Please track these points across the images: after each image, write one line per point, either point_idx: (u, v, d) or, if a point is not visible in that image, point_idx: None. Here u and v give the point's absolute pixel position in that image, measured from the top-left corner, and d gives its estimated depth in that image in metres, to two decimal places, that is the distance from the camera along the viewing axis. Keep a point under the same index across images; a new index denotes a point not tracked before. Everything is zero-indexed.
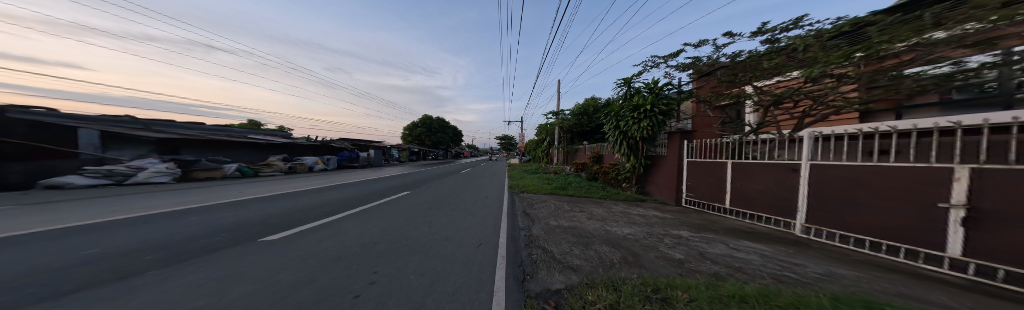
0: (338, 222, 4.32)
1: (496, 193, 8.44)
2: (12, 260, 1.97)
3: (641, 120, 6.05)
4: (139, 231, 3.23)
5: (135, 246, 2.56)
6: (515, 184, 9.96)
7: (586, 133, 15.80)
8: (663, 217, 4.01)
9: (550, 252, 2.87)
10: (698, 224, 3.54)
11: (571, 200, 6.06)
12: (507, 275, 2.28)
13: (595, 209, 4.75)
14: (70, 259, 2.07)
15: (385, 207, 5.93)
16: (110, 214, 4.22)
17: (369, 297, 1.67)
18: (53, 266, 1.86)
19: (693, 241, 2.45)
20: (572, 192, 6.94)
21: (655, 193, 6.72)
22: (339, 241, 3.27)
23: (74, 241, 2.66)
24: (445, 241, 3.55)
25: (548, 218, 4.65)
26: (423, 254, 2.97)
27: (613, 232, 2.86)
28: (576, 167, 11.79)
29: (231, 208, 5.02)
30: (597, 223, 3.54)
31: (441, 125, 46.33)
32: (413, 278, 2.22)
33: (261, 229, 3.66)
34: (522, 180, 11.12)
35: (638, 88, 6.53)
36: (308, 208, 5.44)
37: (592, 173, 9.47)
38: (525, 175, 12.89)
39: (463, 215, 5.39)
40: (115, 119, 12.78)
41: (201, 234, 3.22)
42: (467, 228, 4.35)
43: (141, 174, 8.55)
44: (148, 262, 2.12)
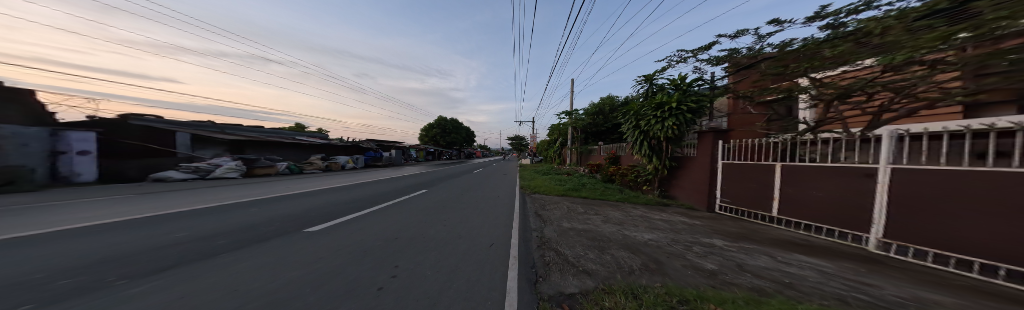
0: (363, 217, 4.58)
1: (508, 193, 8.46)
2: (120, 240, 2.35)
3: (663, 120, 5.73)
4: (208, 218, 3.69)
5: (208, 231, 2.94)
6: (527, 185, 9.94)
7: (601, 133, 15.32)
8: (690, 224, 3.76)
9: (563, 255, 2.81)
10: (732, 232, 3.27)
11: (585, 202, 5.90)
12: (518, 276, 2.27)
13: (611, 212, 4.58)
14: (161, 240, 2.43)
15: (404, 204, 6.18)
16: (176, 204, 4.85)
17: (391, 290, 1.74)
18: (150, 246, 2.20)
19: (730, 252, 2.25)
20: (586, 194, 6.76)
21: (681, 198, 6.36)
22: (365, 235, 3.46)
23: (161, 225, 3.12)
24: (457, 239, 3.63)
25: (561, 220, 4.57)
26: (438, 250, 3.06)
27: (631, 237, 2.73)
28: (591, 168, 11.46)
29: (277, 201, 5.56)
30: (614, 227, 3.39)
31: (454, 126, 47.49)
32: (430, 273, 2.29)
33: (302, 221, 3.99)
34: (534, 180, 11.09)
35: (662, 86, 6.19)
36: (337, 203, 5.84)
37: (608, 174, 9.17)
38: (537, 176, 12.79)
39: (477, 214, 5.46)
40: (198, 123, 15.17)
41: (256, 223, 3.59)
42: (480, 227, 4.41)
43: (218, 170, 10.16)
44: (217, 245, 2.41)
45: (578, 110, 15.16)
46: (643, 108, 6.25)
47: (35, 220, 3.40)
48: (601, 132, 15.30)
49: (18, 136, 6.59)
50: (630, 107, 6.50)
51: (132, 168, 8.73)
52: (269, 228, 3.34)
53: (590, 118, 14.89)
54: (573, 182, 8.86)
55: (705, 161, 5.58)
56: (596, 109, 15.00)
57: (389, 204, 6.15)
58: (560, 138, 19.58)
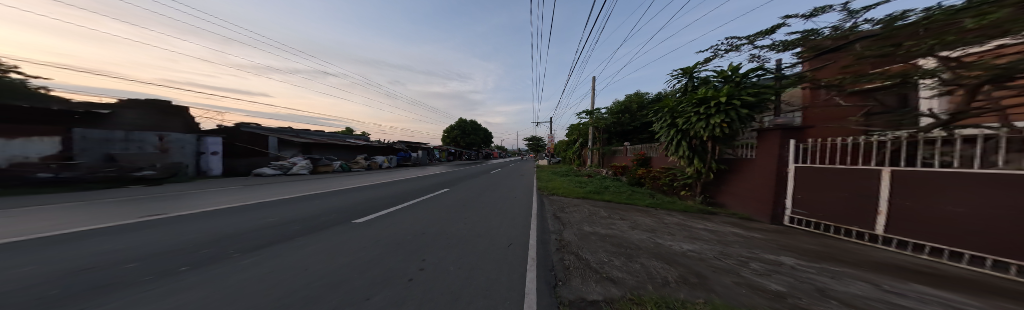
0: (394, 213, 4.90)
1: (527, 194, 8.40)
2: (205, 232, 2.78)
3: (705, 118, 5.13)
4: (264, 212, 4.21)
5: (266, 225, 3.34)
6: (545, 186, 9.85)
7: (625, 132, 14.52)
8: (739, 235, 3.35)
9: (585, 260, 2.68)
10: (806, 249, 2.78)
11: (608, 206, 5.63)
12: (537, 278, 2.21)
13: (640, 218, 4.28)
14: (233, 233, 2.82)
15: (428, 202, 6.47)
16: (240, 198, 5.65)
17: (420, 281, 1.85)
18: (228, 239, 2.56)
19: (802, 272, 1.93)
20: (609, 197, 6.46)
21: (734, 207, 5.54)
22: (394, 229, 3.67)
23: (232, 219, 3.63)
24: (477, 238, 3.69)
25: (582, 223, 4.40)
26: (461, 248, 3.12)
27: (667, 247, 2.51)
28: (616, 170, 10.91)
29: (322, 197, 6.17)
30: (644, 235, 3.16)
31: (473, 128, 48.83)
32: (452, 269, 2.34)
33: (342, 215, 4.36)
34: (552, 181, 10.98)
35: (708, 79, 5.55)
36: (372, 199, 6.29)
37: (636, 177, 8.64)
38: (555, 177, 12.56)
39: (498, 214, 5.51)
40: (269, 129, 18.04)
41: (304, 217, 4.01)
42: (500, 227, 4.44)
43: (295, 168, 13.03)
44: (274, 237, 2.71)
45: (600, 109, 14.59)
46: (681, 104, 5.71)
47: (146, 211, 4.18)
48: (625, 132, 14.48)
49: (179, 141, 10.33)
50: (665, 104, 6.03)
51: (241, 165, 12.12)
52: (317, 222, 3.70)
53: (614, 117, 14.15)
54: (594, 184, 8.53)
55: (766, 164, 4.75)
56: (621, 108, 14.23)
57: (416, 201, 6.47)
58: (579, 138, 19.03)
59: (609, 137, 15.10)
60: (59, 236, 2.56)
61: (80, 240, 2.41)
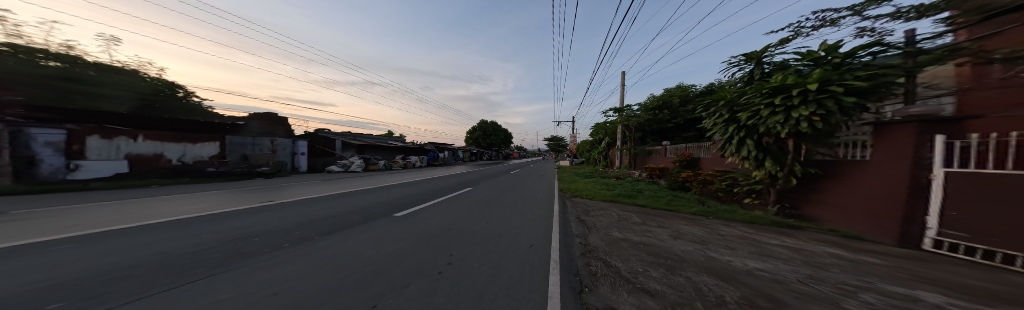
0: (422, 210, 5.14)
1: (550, 195, 8.19)
2: (269, 228, 3.23)
3: (783, 110, 3.92)
4: (314, 208, 4.81)
5: (317, 221, 3.78)
6: (569, 187, 9.44)
7: (663, 131, 13.33)
8: (810, 250, 2.81)
9: (614, 267, 2.50)
10: (936, 274, 2.13)
11: (639, 210, 5.23)
12: (561, 282, 2.13)
13: (682, 226, 3.86)
14: (291, 229, 3.24)
15: (454, 200, 6.70)
16: (297, 194, 6.55)
17: (448, 275, 2.04)
18: (289, 235, 2.94)
19: (941, 305, 1.45)
20: (640, 201, 6.00)
21: (830, 222, 4.15)
22: (422, 226, 3.88)
23: (291, 214, 4.19)
24: (499, 237, 3.70)
25: (610, 228, 4.14)
26: (483, 246, 3.17)
27: (721, 260, 2.20)
28: (654, 173, 10.03)
29: (361, 194, 6.78)
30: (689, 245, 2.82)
31: (493, 129, 49.71)
32: (477, 265, 2.39)
33: (379, 212, 4.73)
34: (577, 183, 10.52)
35: (786, 63, 4.30)
36: (403, 197, 6.68)
37: (680, 180, 7.87)
38: (578, 178, 12.15)
39: (521, 215, 5.37)
40: None
41: (345, 213, 4.44)
42: (522, 228, 4.34)
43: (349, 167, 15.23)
44: (322, 235, 3.03)
45: (631, 106, 13.70)
46: (745, 94, 4.59)
47: (227, 204, 4.99)
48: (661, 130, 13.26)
49: (281, 146, 14.38)
50: (721, 95, 4.94)
51: None
52: (358, 220, 3.99)
53: (648, 115, 13.10)
54: (623, 187, 8.02)
55: (892, 165, 3.24)
56: (657, 104, 13.08)
57: (442, 199, 6.68)
58: (607, 138, 18.04)
59: (643, 136, 14.01)
60: (164, 229, 3.06)
61: (183, 231, 3.00)
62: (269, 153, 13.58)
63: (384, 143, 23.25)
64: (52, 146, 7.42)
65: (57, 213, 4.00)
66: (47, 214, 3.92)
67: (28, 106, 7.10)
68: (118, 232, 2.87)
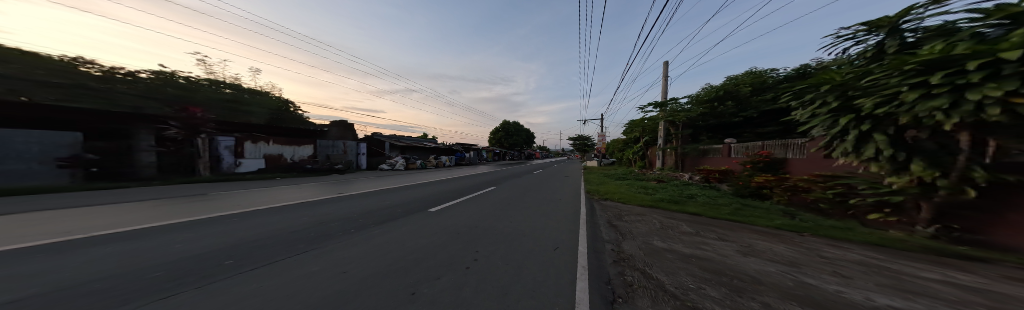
0: (450, 208, 5.31)
1: (577, 197, 7.84)
2: (318, 223, 3.62)
3: (945, 92, 2.59)
4: (356, 205, 5.33)
5: (357, 218, 4.14)
6: (598, 189, 8.88)
7: (727, 126, 11.70)
8: (952, 269, 2.05)
9: (656, 280, 2.18)
10: None
11: (685, 217, 4.61)
12: (589, 288, 1.94)
13: (741, 233, 3.25)
14: (335, 225, 3.60)
15: (479, 198, 6.82)
16: (347, 191, 7.45)
17: (471, 273, 2.02)
18: (334, 231, 3.27)
19: None
20: (682, 207, 5.34)
21: None
22: (448, 222, 4.00)
23: (336, 210, 4.70)
24: (523, 237, 3.61)
25: (649, 236, 3.70)
26: (506, 245, 3.11)
27: (803, 279, 1.76)
28: (713, 178, 8.77)
29: (395, 192, 7.31)
30: (748, 255, 2.37)
31: (516, 129, 50.07)
32: (502, 264, 2.33)
33: (410, 209, 5.03)
34: (607, 184, 9.85)
35: (952, 25, 2.98)
36: (432, 194, 7.03)
37: (754, 186, 6.56)
38: (607, 180, 11.46)
39: (548, 217, 5.16)
40: None
41: (380, 211, 4.81)
42: (548, 229, 4.17)
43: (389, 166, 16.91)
44: (361, 230, 3.33)
45: (677, 99, 12.26)
46: (874, 72, 3.28)
47: (289, 198, 5.89)
48: (720, 124, 11.86)
49: (351, 147, 18.09)
50: (828, 77, 3.74)
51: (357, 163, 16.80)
52: (392, 217, 4.25)
53: (703, 109, 11.61)
54: (663, 191, 7.24)
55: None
56: (714, 95, 11.45)
57: (468, 197, 6.85)
58: (646, 135, 16.54)
59: (699, 131, 12.67)
60: (245, 220, 3.65)
61: (255, 221, 3.56)
62: (342, 153, 17.30)
63: (417, 144, 25.05)
64: (228, 149, 11.55)
65: (183, 201, 5.18)
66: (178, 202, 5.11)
67: (218, 123, 11.98)
68: (217, 219, 3.54)
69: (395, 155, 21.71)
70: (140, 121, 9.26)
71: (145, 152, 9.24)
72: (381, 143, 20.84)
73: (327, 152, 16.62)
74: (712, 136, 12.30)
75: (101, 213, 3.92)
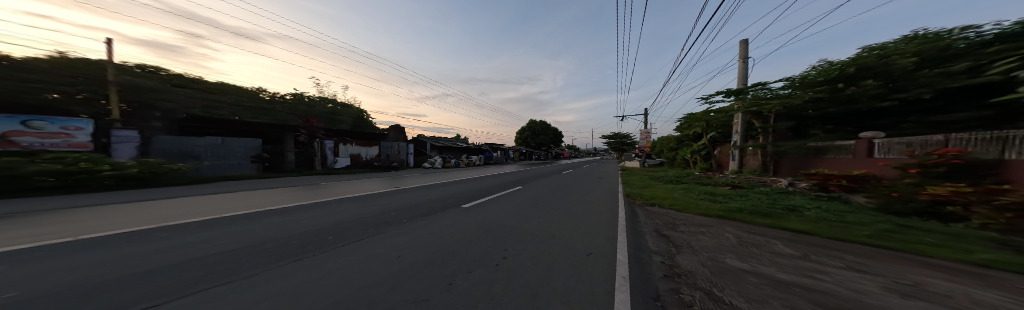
0: (482, 204, 5.43)
1: (614, 200, 7.10)
2: (364, 218, 4.03)
3: None
4: (394, 199, 5.84)
5: (395, 212, 4.47)
6: (642, 193, 7.88)
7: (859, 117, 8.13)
8: None
9: (730, 304, 1.66)
10: None
11: (771, 228, 3.55)
12: (632, 298, 1.58)
13: (875, 259, 2.26)
14: (377, 219, 3.96)
15: (508, 197, 6.75)
16: (399, 185, 8.47)
17: (489, 278, 1.91)
18: (377, 226, 3.57)
19: None
20: (761, 218, 4.23)
21: None
22: (476, 220, 4.01)
23: (378, 205, 5.17)
24: (554, 238, 3.36)
25: (714, 253, 3.00)
26: (534, 245, 2.94)
27: None
28: (839, 189, 6.30)
29: (430, 188, 7.80)
30: (895, 299, 1.61)
31: (543, 127, 49.38)
32: (530, 267, 2.19)
33: (442, 205, 5.22)
34: (653, 188, 8.75)
35: None
36: (465, 191, 7.29)
37: (922, 198, 4.23)
38: (652, 183, 10.18)
39: (586, 219, 4.76)
40: None
41: (416, 205, 5.10)
42: (582, 233, 3.79)
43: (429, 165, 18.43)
44: (398, 225, 3.58)
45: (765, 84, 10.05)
46: None
47: (344, 193, 6.84)
48: (849, 115, 8.28)
49: (400, 146, 20.33)
50: None
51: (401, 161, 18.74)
52: (427, 212, 4.44)
53: (817, 95, 8.56)
54: (731, 199, 5.97)
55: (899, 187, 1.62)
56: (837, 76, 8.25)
57: (499, 195, 6.96)
58: (717, 131, 14.05)
59: (811, 123, 9.48)
60: (308, 213, 4.33)
61: (316, 216, 4.16)
62: (397, 152, 19.87)
63: (451, 144, 26.50)
64: (331, 150, 15.79)
65: (282, 194, 6.66)
66: (276, 195, 6.61)
67: (328, 130, 16.07)
68: (289, 213, 4.31)
69: (433, 155, 23.25)
70: (287, 131, 14.64)
71: (289, 152, 14.44)
72: (421, 143, 22.92)
73: (387, 152, 19.47)
74: (823, 129, 9.07)
75: (223, 205, 5.19)
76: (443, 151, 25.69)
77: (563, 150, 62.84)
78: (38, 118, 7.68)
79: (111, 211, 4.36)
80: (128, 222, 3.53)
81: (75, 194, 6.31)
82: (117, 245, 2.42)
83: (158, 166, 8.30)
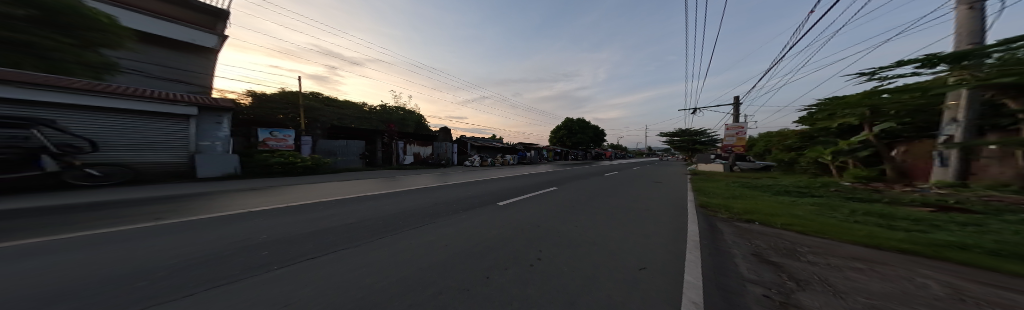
0: (516, 203, 5.37)
1: (676, 209, 5.89)
2: (416, 208, 4.51)
3: None
4: (437, 193, 6.39)
5: (438, 205, 4.81)
6: (721, 205, 6.23)
7: None
8: None
9: None
10: None
11: (1008, 283, 2.09)
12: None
13: None
14: (423, 209, 4.36)
15: (544, 197, 6.49)
16: (447, 181, 9.26)
17: (518, 278, 1.75)
18: (423, 216, 3.92)
19: None
20: (972, 259, 2.60)
21: None
22: (510, 219, 3.94)
23: (423, 197, 5.75)
24: (595, 244, 2.94)
25: (853, 292, 1.98)
26: (571, 250, 2.62)
27: None
28: None
29: (471, 184, 8.26)
30: None
31: (580, 126, 47.08)
32: (567, 273, 1.91)
33: (480, 201, 5.40)
34: (744, 200, 6.72)
35: None
36: (499, 189, 7.37)
37: None
38: (747, 192, 7.83)
39: (643, 229, 3.99)
40: None
41: (455, 200, 5.43)
42: (634, 243, 3.18)
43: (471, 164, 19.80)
44: (438, 217, 3.83)
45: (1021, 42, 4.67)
46: None
47: (400, 185, 7.96)
48: None
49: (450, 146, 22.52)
50: None
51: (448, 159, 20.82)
52: (466, 207, 4.63)
53: None
54: (880, 224, 4.06)
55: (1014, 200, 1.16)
56: None
57: (534, 194, 6.76)
58: (893, 121, 7.77)
59: None
60: (374, 201, 5.14)
61: (380, 203, 4.93)
62: (447, 152, 22.08)
63: (488, 144, 27.65)
64: (402, 149, 18.70)
65: (364, 184, 8.24)
66: (355, 184, 8.31)
67: (401, 133, 19.13)
68: (363, 199, 5.30)
69: (472, 154, 24.63)
70: (375, 134, 17.76)
71: (377, 151, 17.70)
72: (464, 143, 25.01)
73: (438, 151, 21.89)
74: None
75: (322, 190, 6.79)
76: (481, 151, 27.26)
77: (606, 151, 57.58)
78: (275, 130, 12.62)
79: (263, 192, 6.32)
80: (269, 202, 4.99)
81: (254, 180, 9.49)
82: (270, 220, 3.43)
83: (316, 160, 12.39)
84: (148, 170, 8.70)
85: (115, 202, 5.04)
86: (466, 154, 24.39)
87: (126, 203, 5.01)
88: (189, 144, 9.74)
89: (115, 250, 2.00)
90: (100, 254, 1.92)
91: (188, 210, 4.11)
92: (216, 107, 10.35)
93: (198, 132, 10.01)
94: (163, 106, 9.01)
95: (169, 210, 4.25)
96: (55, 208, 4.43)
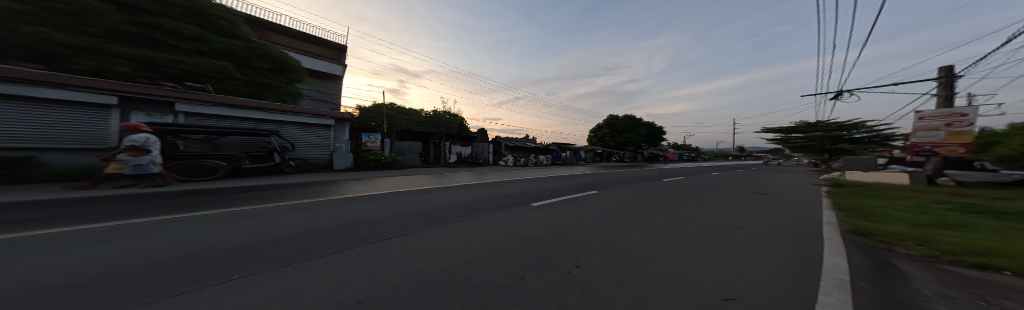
0: (553, 205, 5.01)
1: (798, 232, 4.17)
2: (458, 203, 4.80)
3: None
4: (477, 190, 6.71)
5: (477, 202, 4.99)
6: (897, 234, 4.02)
7: None
8: None
9: None
10: None
11: None
12: None
13: None
14: (462, 205, 4.60)
15: (588, 201, 5.84)
16: (484, 179, 9.77)
17: (552, 282, 1.51)
18: (462, 210, 4.10)
19: None
20: None
21: None
22: (546, 221, 3.65)
23: (461, 193, 6.13)
24: (654, 258, 2.33)
25: None
26: (619, 262, 2.14)
27: None
28: None
29: (509, 183, 8.31)
30: None
31: (628, 123, 41.77)
32: (616, 286, 1.52)
33: (519, 200, 5.30)
34: (955, 232, 4.06)
35: None
36: (535, 189, 7.15)
37: None
38: (941, 219, 4.87)
39: (730, 247, 2.97)
40: None
41: (493, 197, 5.55)
42: (719, 262, 2.36)
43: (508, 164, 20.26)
44: (474, 213, 3.95)
45: None
46: None
47: (445, 182, 8.78)
48: None
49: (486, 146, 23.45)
50: None
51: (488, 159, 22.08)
52: (503, 206, 4.62)
53: None
54: None
55: None
56: None
57: (573, 197, 6.22)
58: None
59: None
60: (424, 195, 5.80)
61: (427, 197, 5.50)
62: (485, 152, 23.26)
63: (523, 144, 27.62)
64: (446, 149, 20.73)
65: (418, 179, 9.55)
66: (412, 179, 9.73)
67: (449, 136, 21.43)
68: (417, 192, 6.09)
69: (507, 155, 25.09)
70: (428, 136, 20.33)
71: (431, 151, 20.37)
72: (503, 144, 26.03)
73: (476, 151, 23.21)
74: None
75: (388, 183, 8.16)
76: (515, 151, 27.50)
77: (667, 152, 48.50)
78: (371, 134, 16.19)
79: (353, 182, 8.18)
80: (352, 190, 6.30)
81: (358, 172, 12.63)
82: (359, 205, 4.33)
83: (395, 158, 15.22)
84: (316, 163, 12.69)
85: (288, 184, 7.61)
86: (502, 154, 24.97)
87: (281, 185, 7.36)
88: (331, 145, 13.48)
89: (260, 225, 2.84)
90: (252, 227, 2.76)
91: (308, 194, 5.66)
92: (341, 118, 13.68)
93: (335, 137, 13.60)
94: (313, 118, 12.66)
95: (301, 192, 5.97)
96: (262, 186, 7.08)
